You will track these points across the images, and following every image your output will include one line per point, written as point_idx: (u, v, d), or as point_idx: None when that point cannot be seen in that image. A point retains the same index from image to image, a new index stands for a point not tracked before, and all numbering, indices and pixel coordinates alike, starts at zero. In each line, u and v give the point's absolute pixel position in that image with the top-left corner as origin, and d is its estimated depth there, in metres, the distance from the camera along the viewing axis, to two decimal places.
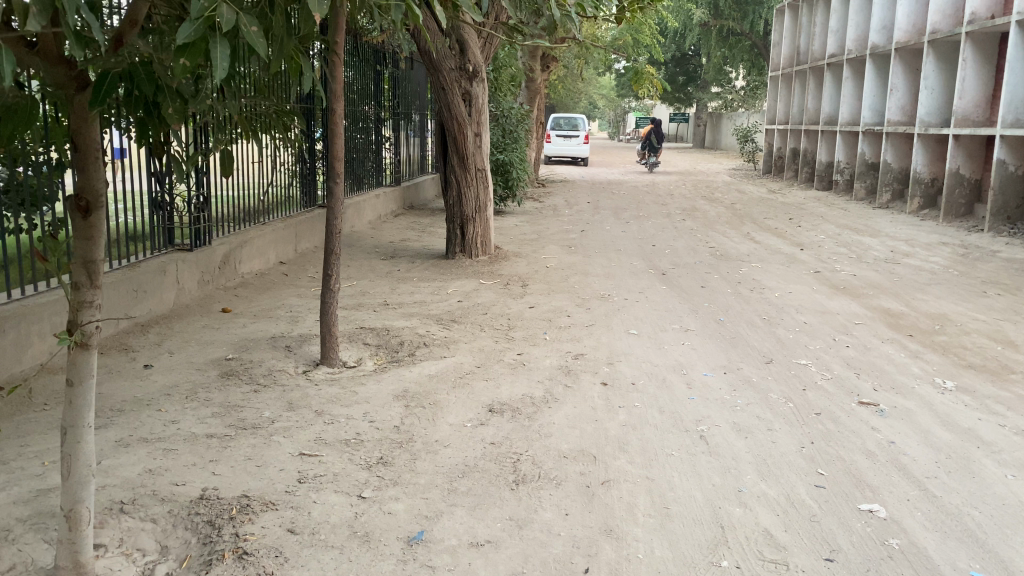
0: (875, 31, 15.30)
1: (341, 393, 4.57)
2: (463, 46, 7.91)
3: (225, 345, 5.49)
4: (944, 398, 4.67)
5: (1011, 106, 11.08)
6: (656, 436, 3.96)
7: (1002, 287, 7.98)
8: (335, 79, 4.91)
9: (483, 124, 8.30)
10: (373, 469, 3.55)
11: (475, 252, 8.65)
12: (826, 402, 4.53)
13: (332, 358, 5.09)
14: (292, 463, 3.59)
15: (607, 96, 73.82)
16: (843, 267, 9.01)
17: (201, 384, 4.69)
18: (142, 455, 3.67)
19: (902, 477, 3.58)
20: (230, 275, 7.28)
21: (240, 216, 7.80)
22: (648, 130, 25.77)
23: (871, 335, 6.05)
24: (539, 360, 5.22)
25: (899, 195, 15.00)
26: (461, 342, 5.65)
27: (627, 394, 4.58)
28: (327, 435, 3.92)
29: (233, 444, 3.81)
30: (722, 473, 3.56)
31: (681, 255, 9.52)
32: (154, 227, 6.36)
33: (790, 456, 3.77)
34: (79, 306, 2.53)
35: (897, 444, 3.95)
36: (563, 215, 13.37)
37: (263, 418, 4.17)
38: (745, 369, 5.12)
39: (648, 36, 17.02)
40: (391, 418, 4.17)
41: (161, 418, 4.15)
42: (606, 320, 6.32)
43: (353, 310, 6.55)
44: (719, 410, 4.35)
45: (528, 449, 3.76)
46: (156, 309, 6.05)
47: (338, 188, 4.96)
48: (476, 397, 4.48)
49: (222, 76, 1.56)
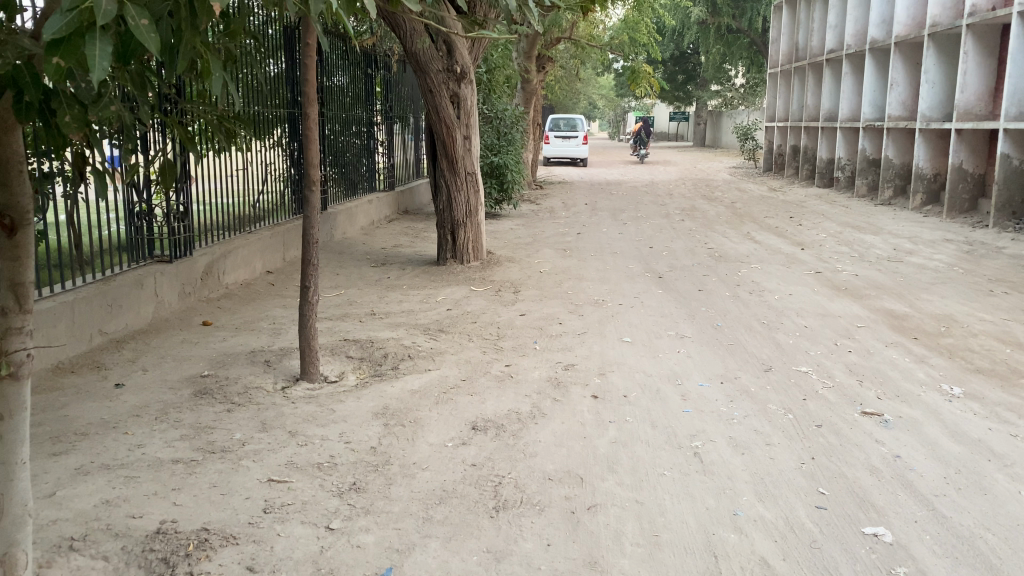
0: (873, 26, 15.09)
1: (318, 411, 4.35)
2: (450, 47, 7.70)
3: (201, 361, 5.28)
4: (951, 406, 4.44)
5: (1014, 99, 10.84)
6: (648, 453, 3.75)
7: (1009, 285, 7.74)
8: (309, 81, 4.67)
9: (472, 127, 8.11)
10: (344, 496, 3.33)
11: (467, 258, 8.42)
12: (827, 413, 4.30)
13: (312, 373, 4.88)
14: (259, 491, 3.38)
15: (606, 95, 73.59)
16: (845, 266, 8.79)
17: (173, 405, 4.47)
18: (101, 484, 3.46)
19: (909, 496, 3.35)
20: (213, 286, 7.07)
21: (224, 225, 7.58)
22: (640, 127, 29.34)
23: (874, 339, 5.82)
24: (528, 371, 5.01)
25: (901, 191, 14.75)
26: (447, 353, 5.43)
27: (619, 408, 4.36)
28: (299, 459, 3.71)
29: (199, 470, 3.59)
30: (717, 495, 3.34)
31: (679, 258, 9.29)
32: (131, 238, 6.16)
33: (790, 474, 3.55)
34: (7, 333, 2.33)
35: (902, 458, 3.73)
36: (559, 217, 13.14)
37: (234, 440, 3.95)
38: (743, 378, 4.89)
39: (645, 34, 16.73)
40: (368, 438, 3.95)
41: (127, 442, 3.93)
42: (599, 327, 6.09)
43: (338, 320, 6.34)
44: (715, 424, 4.13)
45: (510, 472, 3.54)
46: (132, 324, 5.84)
47: (314, 197, 4.74)
48: (460, 414, 4.26)
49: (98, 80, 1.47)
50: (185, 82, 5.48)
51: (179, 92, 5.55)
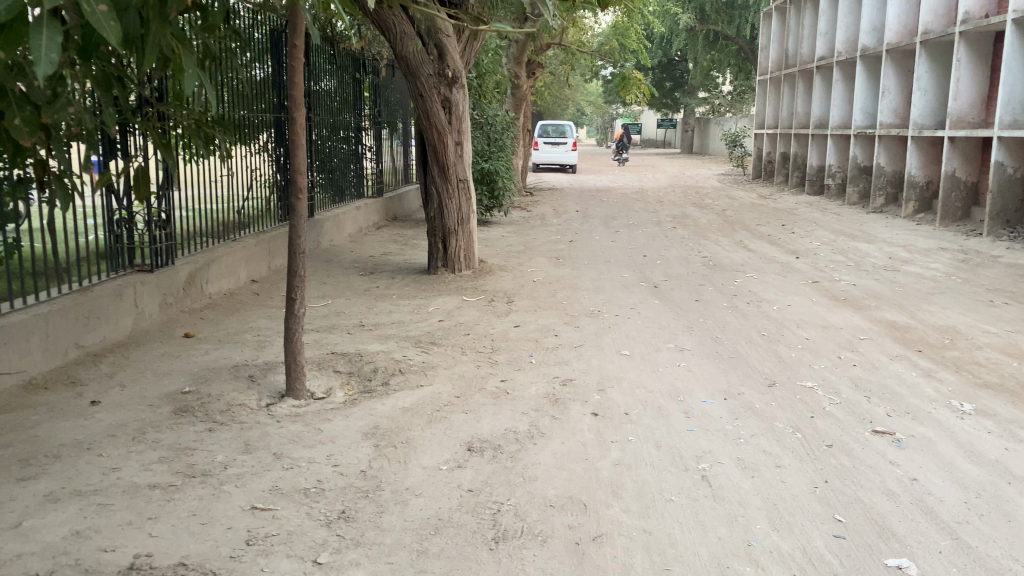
0: (865, 32, 15.04)
1: (305, 431, 4.13)
2: (441, 50, 7.54)
3: (182, 377, 5.05)
4: (964, 424, 4.28)
5: (1008, 107, 10.72)
6: (654, 477, 3.56)
7: (1009, 295, 7.63)
8: (295, 84, 4.46)
9: (464, 133, 7.90)
10: (333, 526, 3.13)
11: (458, 267, 8.23)
12: (836, 431, 4.13)
13: (298, 390, 4.67)
14: (242, 521, 3.16)
15: (593, 103, 73.62)
16: (842, 276, 8.66)
17: (152, 424, 4.24)
18: (72, 512, 3.23)
19: (930, 523, 3.18)
20: (196, 296, 6.82)
21: (208, 232, 7.34)
22: (621, 132, 29.53)
23: (878, 352, 5.66)
24: (524, 387, 4.80)
25: (893, 199, 14.67)
26: (440, 368, 5.23)
27: (621, 426, 4.17)
28: (285, 484, 3.49)
29: (177, 497, 3.37)
30: (729, 522, 3.16)
31: (674, 267, 9.13)
32: (111, 246, 5.94)
33: (804, 499, 3.38)
34: None
35: (919, 481, 3.56)
36: (550, 224, 12.98)
37: (215, 463, 3.73)
38: (747, 394, 4.71)
39: (635, 40, 16.58)
40: (357, 461, 3.74)
41: (101, 466, 3.71)
42: (597, 339, 5.90)
43: (325, 332, 6.12)
44: (722, 445, 3.94)
45: (509, 498, 3.34)
46: (111, 336, 5.60)
47: (301, 205, 4.53)
48: (453, 434, 4.05)
49: (42, 75, 1.82)
50: (166, 86, 5.27)
51: (162, 95, 5.35)
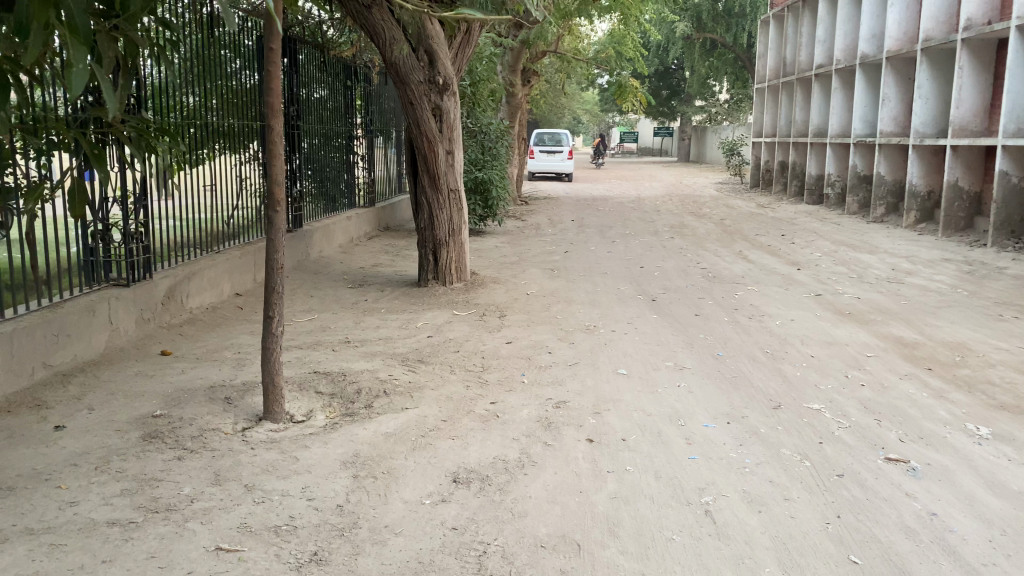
0: (864, 40, 14.86)
1: (279, 460, 3.87)
2: (431, 56, 7.30)
3: (156, 398, 4.78)
4: (983, 451, 4.02)
5: (1012, 115, 10.49)
6: (653, 512, 3.30)
7: (1018, 309, 7.39)
8: (272, 91, 4.20)
9: (455, 141, 7.66)
10: (302, 570, 2.86)
11: (449, 279, 7.97)
12: (847, 460, 3.87)
13: (276, 413, 4.41)
14: (204, 564, 2.90)
15: (589, 111, 73.63)
16: (845, 289, 8.41)
17: (117, 452, 3.97)
18: (19, 555, 2.96)
19: (953, 566, 2.93)
20: (175, 311, 6.56)
21: (189, 244, 7.07)
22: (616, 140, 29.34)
23: (886, 370, 5.40)
24: (515, 410, 4.54)
25: (894, 209, 14.45)
26: (426, 389, 4.96)
27: (618, 454, 3.91)
28: (254, 521, 3.23)
29: (136, 536, 3.10)
30: (734, 564, 2.91)
31: (671, 279, 8.89)
32: (82, 260, 5.68)
33: (815, 537, 3.12)
34: None
35: (939, 516, 3.31)
36: (545, 234, 12.75)
37: (181, 496, 3.46)
38: (751, 417, 4.45)
39: (632, 49, 16.01)
40: (334, 495, 3.47)
41: (58, 500, 3.43)
42: (592, 358, 5.64)
43: (309, 349, 5.85)
44: (725, 475, 3.68)
45: (497, 538, 3.08)
46: (82, 355, 5.33)
47: (278, 218, 4.27)
48: (438, 464, 3.79)
49: None
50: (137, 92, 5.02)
51: None
